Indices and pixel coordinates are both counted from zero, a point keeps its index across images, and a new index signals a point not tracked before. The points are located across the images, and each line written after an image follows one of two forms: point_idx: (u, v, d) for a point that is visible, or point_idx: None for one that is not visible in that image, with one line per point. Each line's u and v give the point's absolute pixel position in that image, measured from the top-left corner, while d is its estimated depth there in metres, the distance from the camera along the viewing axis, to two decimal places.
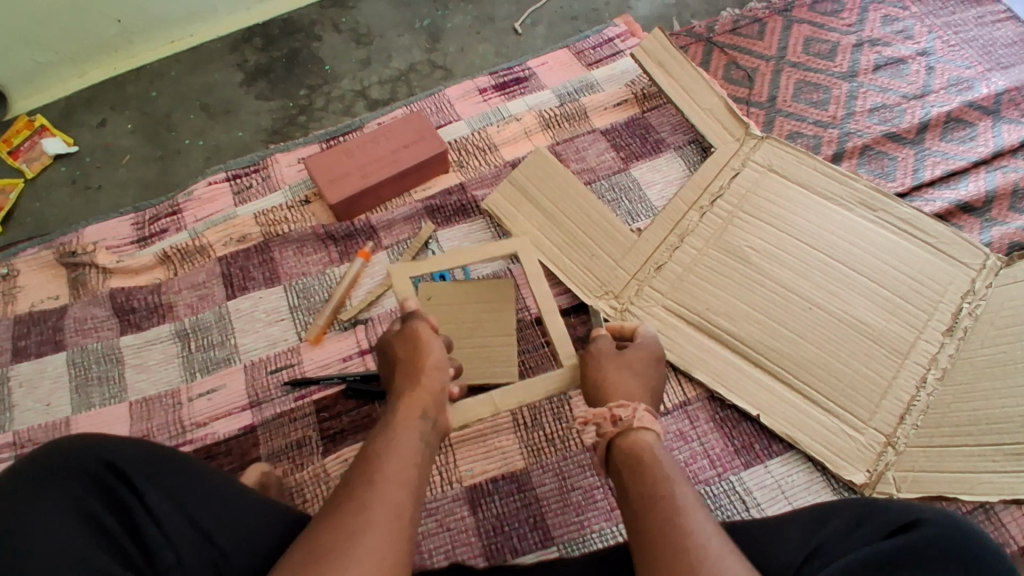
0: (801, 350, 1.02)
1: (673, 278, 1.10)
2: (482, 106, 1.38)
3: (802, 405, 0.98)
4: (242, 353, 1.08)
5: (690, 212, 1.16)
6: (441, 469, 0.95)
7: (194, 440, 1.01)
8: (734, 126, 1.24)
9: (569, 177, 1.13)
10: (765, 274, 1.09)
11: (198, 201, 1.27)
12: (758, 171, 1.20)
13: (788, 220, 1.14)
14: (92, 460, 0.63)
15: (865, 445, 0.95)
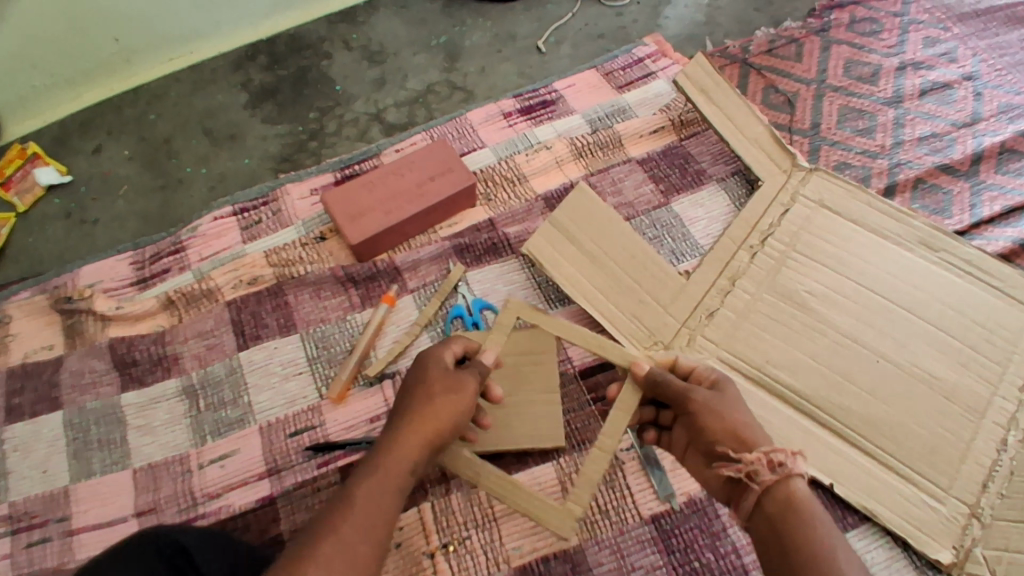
0: (871, 410, 0.94)
1: (728, 327, 1.02)
2: (507, 132, 1.28)
3: (876, 472, 0.91)
4: (257, 413, 0.98)
5: (740, 251, 1.08)
6: (485, 549, 0.87)
7: (206, 515, 0.91)
8: (781, 156, 1.15)
9: (614, 215, 1.05)
10: (829, 325, 1.01)
11: (204, 237, 1.17)
12: (809, 206, 1.11)
13: (846, 262, 1.06)
14: (165, 541, 0.63)
15: (947, 517, 0.89)
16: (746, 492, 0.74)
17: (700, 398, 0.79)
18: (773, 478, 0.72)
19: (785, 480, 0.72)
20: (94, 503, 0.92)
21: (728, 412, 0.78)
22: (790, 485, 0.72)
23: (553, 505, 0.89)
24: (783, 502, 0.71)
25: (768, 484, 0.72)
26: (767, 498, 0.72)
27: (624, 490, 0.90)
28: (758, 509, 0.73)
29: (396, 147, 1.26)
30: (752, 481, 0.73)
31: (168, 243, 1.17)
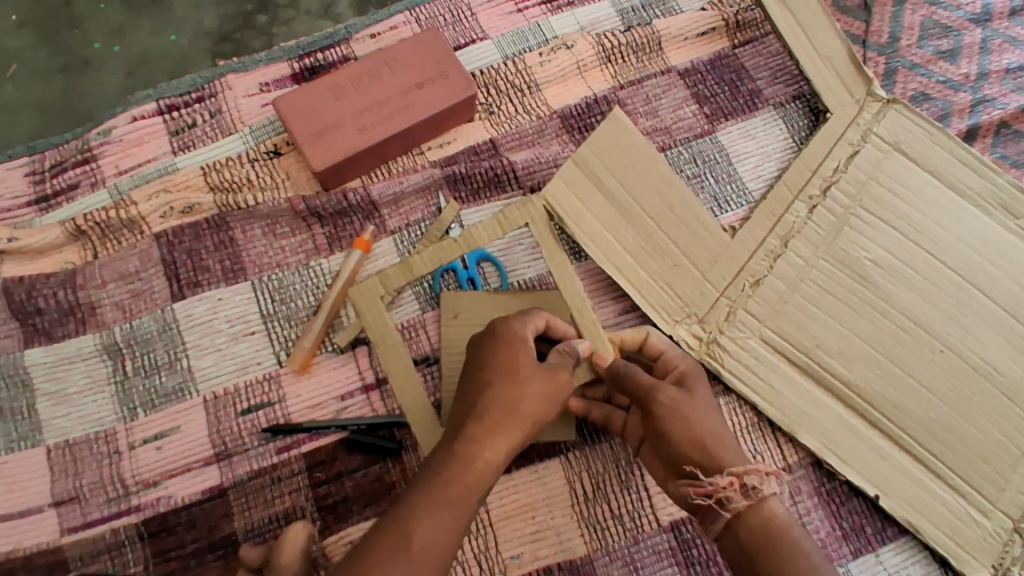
0: (928, 409, 0.80)
1: (774, 299, 0.83)
2: (516, 18, 0.98)
3: (923, 479, 0.78)
4: (200, 381, 0.80)
5: (796, 202, 0.87)
6: (478, 558, 0.74)
7: (143, 507, 0.76)
8: (855, 81, 0.90)
9: (654, 153, 0.85)
10: (890, 303, 0.82)
11: (120, 145, 0.90)
12: (881, 150, 0.87)
13: (920, 224, 0.85)
14: None
15: (993, 535, 0.77)
16: (714, 515, 0.64)
17: (668, 400, 0.68)
18: (745, 503, 0.62)
19: (760, 504, 0.62)
20: (1, 487, 0.77)
21: (694, 419, 0.67)
22: (763, 511, 0.62)
23: (557, 508, 0.76)
24: (759, 528, 0.61)
25: (740, 509, 0.63)
26: (738, 523, 0.63)
27: (641, 492, 0.77)
28: (728, 535, 0.63)
29: (372, 32, 0.97)
30: (722, 506, 0.63)
31: (73, 150, 0.90)
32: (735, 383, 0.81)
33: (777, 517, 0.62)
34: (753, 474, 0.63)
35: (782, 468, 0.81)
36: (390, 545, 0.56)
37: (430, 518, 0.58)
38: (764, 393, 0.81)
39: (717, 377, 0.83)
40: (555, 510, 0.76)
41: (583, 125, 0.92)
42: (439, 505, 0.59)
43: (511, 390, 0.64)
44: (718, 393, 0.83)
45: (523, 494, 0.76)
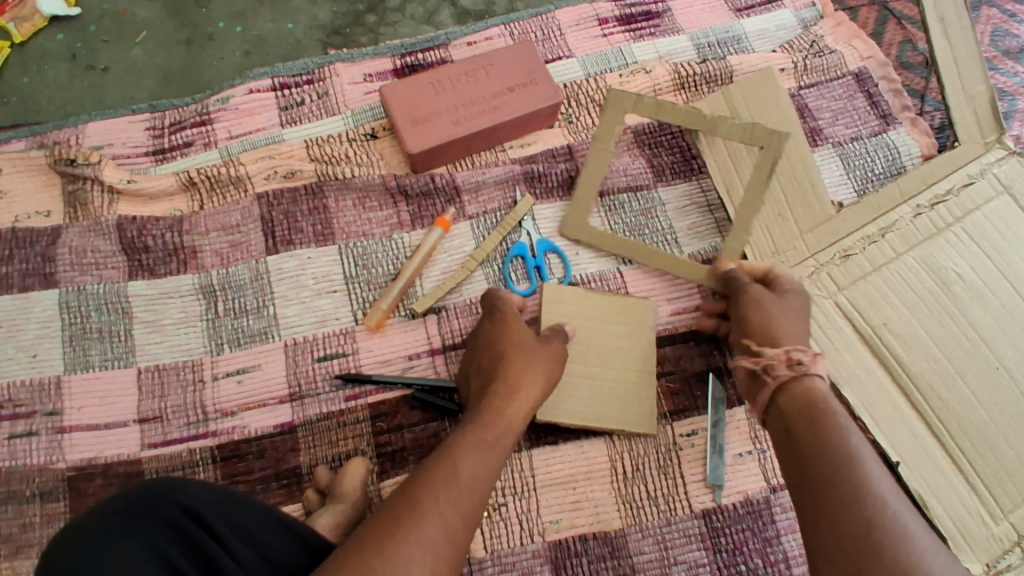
0: (969, 411, 0.85)
1: (857, 274, 0.91)
2: (600, 42, 1.08)
3: (946, 468, 0.84)
4: (283, 328, 0.87)
5: (903, 205, 0.94)
6: (521, 518, 0.79)
7: (218, 433, 0.82)
8: (989, 124, 0.97)
9: (799, 124, 0.95)
10: (962, 312, 0.89)
11: (235, 112, 1.00)
12: (994, 188, 0.95)
13: (1005, 257, 0.91)
14: (171, 505, 0.59)
15: (996, 538, 0.82)
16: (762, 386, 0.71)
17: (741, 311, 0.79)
18: (789, 373, 0.69)
19: (802, 377, 0.69)
20: (90, 401, 0.83)
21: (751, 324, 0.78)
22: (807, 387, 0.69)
23: (598, 482, 0.80)
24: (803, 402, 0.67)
25: (784, 378, 0.69)
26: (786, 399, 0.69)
27: (677, 478, 0.81)
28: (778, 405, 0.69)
29: (468, 41, 1.07)
30: (768, 375, 0.71)
31: (192, 111, 1.00)
32: None
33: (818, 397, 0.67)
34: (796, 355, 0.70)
35: None
36: (438, 478, 0.61)
37: (468, 461, 0.63)
38: (824, 345, 0.89)
39: None
40: (595, 483, 0.80)
41: (653, 142, 1.00)
42: (471, 463, 0.63)
43: (510, 412, 0.70)
44: None
45: (567, 465, 0.81)
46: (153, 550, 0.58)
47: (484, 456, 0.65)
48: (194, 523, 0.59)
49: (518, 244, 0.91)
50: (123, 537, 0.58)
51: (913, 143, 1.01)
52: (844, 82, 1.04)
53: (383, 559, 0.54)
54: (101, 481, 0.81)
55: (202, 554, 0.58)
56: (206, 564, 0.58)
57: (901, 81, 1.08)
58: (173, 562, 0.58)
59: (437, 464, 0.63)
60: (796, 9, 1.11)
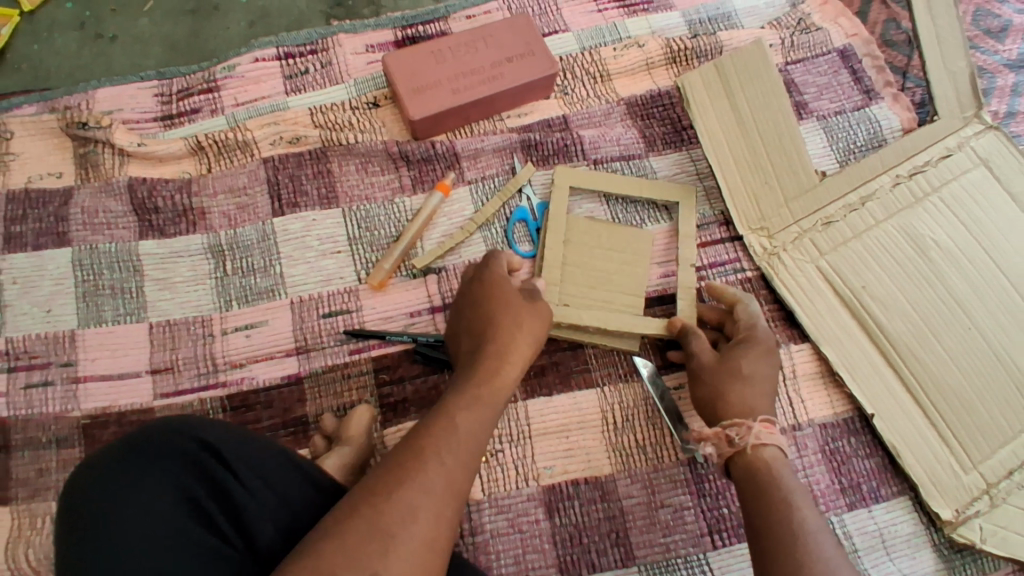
0: (941, 367, 0.90)
1: (839, 240, 0.96)
2: (595, 17, 1.11)
3: (920, 421, 0.89)
4: (290, 286, 0.91)
5: (883, 176, 0.99)
6: (516, 463, 0.83)
7: (228, 384, 0.86)
8: (969, 101, 1.02)
9: (784, 96, 0.99)
10: (939, 276, 0.94)
11: (241, 80, 1.03)
12: (972, 160, 1.00)
13: (983, 227, 0.96)
14: (191, 440, 0.64)
15: (966, 487, 0.86)
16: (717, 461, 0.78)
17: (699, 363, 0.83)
18: (731, 450, 0.75)
19: (743, 452, 0.74)
20: (104, 354, 0.87)
21: (716, 379, 0.80)
22: (747, 458, 0.73)
23: (590, 431, 0.85)
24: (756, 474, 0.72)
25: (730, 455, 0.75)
26: (738, 458, 0.74)
27: (665, 427, 0.85)
28: (731, 465, 0.75)
29: (468, 14, 1.10)
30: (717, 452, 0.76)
31: (200, 79, 1.03)
32: (782, 289, 0.95)
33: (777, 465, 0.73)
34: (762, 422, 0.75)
35: (791, 424, 0.90)
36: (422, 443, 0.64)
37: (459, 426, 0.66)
38: (806, 306, 0.94)
39: (768, 284, 0.97)
40: (587, 432, 0.85)
41: (645, 113, 1.04)
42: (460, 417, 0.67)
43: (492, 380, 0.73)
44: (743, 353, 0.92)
45: (561, 415, 0.85)
46: (173, 480, 0.63)
47: (473, 423, 0.68)
48: (211, 458, 0.64)
49: (519, 209, 0.95)
50: (147, 468, 0.63)
51: (895, 117, 1.05)
52: (829, 58, 1.08)
53: (389, 509, 0.58)
54: (115, 429, 0.84)
55: (221, 491, 0.63)
56: (222, 496, 0.64)
57: (885, 58, 1.13)
58: (191, 491, 0.63)
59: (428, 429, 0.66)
60: None
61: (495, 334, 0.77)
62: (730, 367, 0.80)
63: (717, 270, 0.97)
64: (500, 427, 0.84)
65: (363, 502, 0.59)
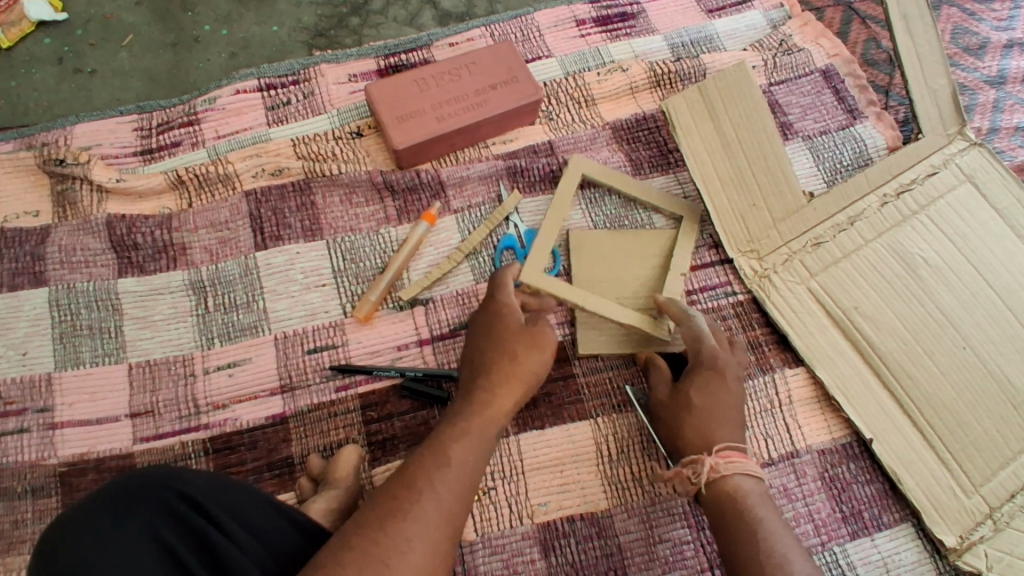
0: (936, 388, 0.89)
1: (829, 260, 0.95)
2: (578, 42, 1.12)
3: (917, 443, 0.87)
4: (273, 322, 0.89)
5: (870, 195, 0.99)
6: (510, 501, 0.80)
7: (211, 425, 0.83)
8: (951, 118, 1.02)
9: (769, 118, 0.99)
10: (929, 294, 0.93)
11: (222, 112, 1.02)
12: (958, 177, 0.99)
13: (971, 243, 0.96)
14: (169, 491, 0.61)
15: (967, 510, 0.84)
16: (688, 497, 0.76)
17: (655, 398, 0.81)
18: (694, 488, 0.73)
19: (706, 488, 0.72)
20: (81, 397, 0.84)
21: (670, 412, 0.78)
22: (713, 495, 0.72)
23: (584, 464, 0.82)
24: (720, 501, 0.71)
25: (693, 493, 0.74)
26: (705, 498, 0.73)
27: (661, 458, 0.83)
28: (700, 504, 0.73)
29: (451, 42, 1.10)
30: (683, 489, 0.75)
31: (180, 112, 1.02)
32: (773, 313, 0.94)
33: (742, 493, 0.71)
34: (717, 454, 0.73)
35: (790, 452, 0.88)
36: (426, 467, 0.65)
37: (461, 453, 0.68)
38: (798, 329, 0.93)
39: (759, 308, 0.96)
40: (582, 465, 0.82)
41: (630, 137, 1.04)
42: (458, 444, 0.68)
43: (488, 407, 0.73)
44: None
45: (554, 449, 0.83)
46: (151, 533, 0.59)
47: (460, 475, 0.66)
48: (191, 508, 0.61)
49: (507, 237, 0.94)
50: (121, 523, 0.59)
51: (880, 136, 1.05)
52: (813, 78, 1.09)
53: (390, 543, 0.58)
54: (93, 475, 0.81)
55: (200, 539, 0.60)
56: (202, 548, 0.60)
57: (867, 77, 1.14)
58: (168, 546, 0.59)
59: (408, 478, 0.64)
60: (766, 9, 1.16)
61: (499, 369, 0.76)
62: (680, 402, 0.78)
63: (708, 294, 0.96)
64: (492, 462, 0.81)
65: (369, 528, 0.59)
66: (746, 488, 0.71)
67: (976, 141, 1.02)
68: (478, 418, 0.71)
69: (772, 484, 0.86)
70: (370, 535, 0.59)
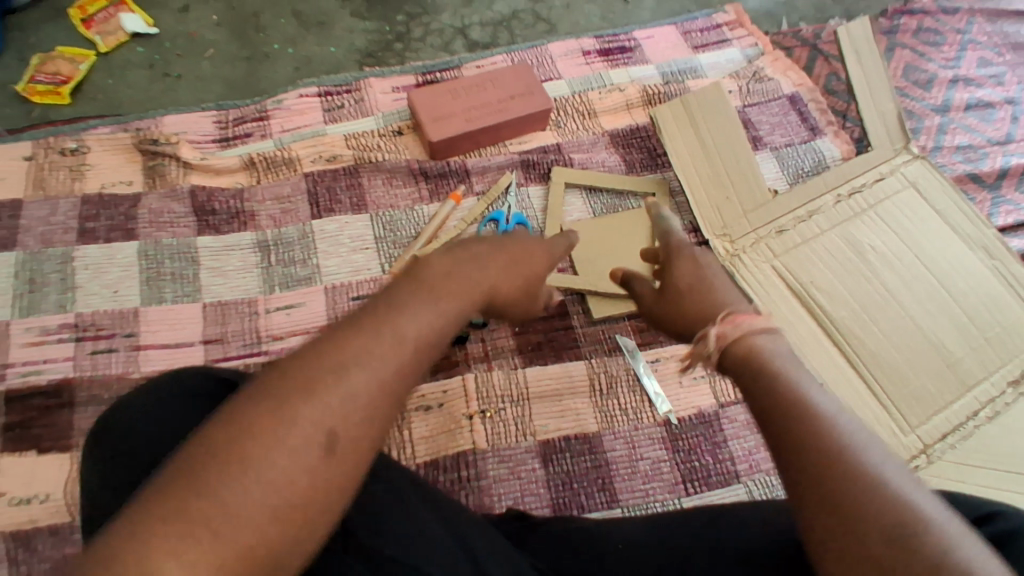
0: (880, 348, 1.05)
1: (790, 244, 1.13)
2: (584, 68, 1.34)
3: (863, 392, 1.03)
4: (324, 275, 1.07)
5: (826, 194, 1.18)
6: (516, 421, 0.96)
7: (270, 353, 1.00)
8: (898, 135, 1.23)
9: (740, 131, 1.20)
10: (876, 273, 1.11)
11: (288, 111, 1.23)
12: (902, 183, 1.19)
13: (912, 235, 1.14)
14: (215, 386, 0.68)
15: (905, 448, 0.99)
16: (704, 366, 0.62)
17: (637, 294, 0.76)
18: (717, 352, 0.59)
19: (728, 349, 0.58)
20: (163, 327, 1.02)
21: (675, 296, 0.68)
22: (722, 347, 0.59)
23: (580, 395, 0.98)
24: (746, 360, 0.56)
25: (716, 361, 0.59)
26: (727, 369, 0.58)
27: (644, 394, 0.99)
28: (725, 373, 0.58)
29: (478, 64, 1.33)
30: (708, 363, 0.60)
31: (253, 110, 1.23)
32: (743, 285, 1.11)
33: (763, 352, 0.55)
34: (724, 323, 0.60)
35: None
36: (400, 293, 0.51)
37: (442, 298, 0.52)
38: (764, 298, 1.10)
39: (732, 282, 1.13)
40: (577, 396, 0.98)
41: (625, 143, 1.24)
42: (443, 276, 0.53)
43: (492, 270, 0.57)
44: None
45: (554, 382, 0.99)
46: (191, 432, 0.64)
47: (460, 284, 0.53)
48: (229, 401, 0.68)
49: (496, 211, 1.12)
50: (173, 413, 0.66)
51: (836, 149, 1.25)
52: (780, 103, 1.30)
53: (329, 363, 0.46)
54: None
55: None
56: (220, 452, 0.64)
57: (828, 103, 1.35)
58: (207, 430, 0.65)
59: (389, 297, 0.50)
60: (742, 47, 1.38)
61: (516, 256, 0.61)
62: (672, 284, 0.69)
63: None
64: (502, 389, 0.97)
65: (298, 363, 0.46)
66: (769, 344, 0.56)
67: (919, 154, 1.22)
68: (450, 289, 0.53)
69: (737, 420, 0.98)
70: (335, 353, 0.46)
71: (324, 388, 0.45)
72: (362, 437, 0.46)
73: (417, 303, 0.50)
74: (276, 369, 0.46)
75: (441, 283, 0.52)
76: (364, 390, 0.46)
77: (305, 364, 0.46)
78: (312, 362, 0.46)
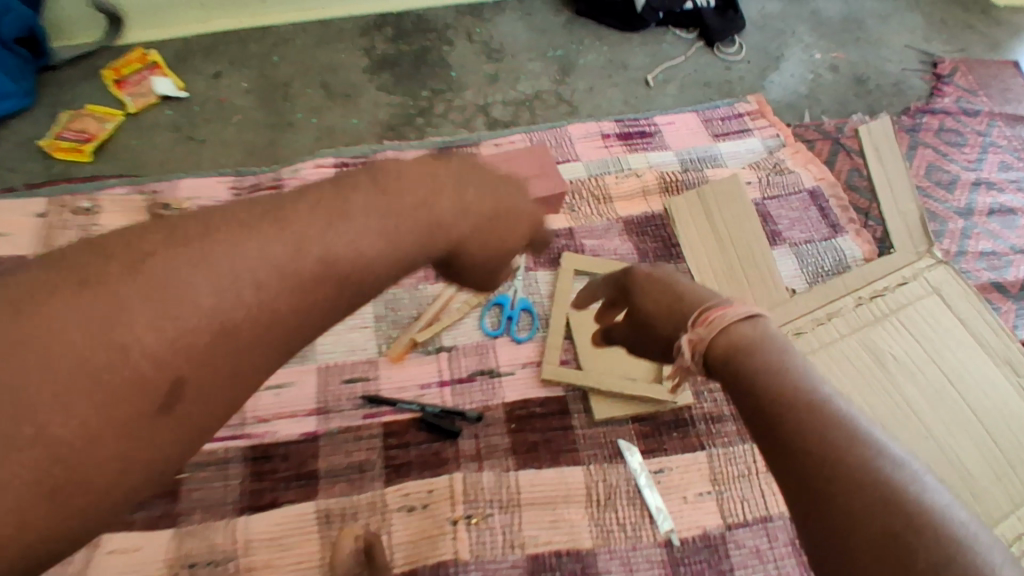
0: None
1: (808, 349, 1.06)
2: (602, 151, 1.33)
3: None
4: (319, 353, 1.03)
5: (846, 296, 1.12)
6: (504, 530, 0.89)
7: (252, 435, 0.95)
8: (920, 237, 1.19)
9: (758, 232, 1.17)
10: (897, 387, 1.04)
11: (302, 181, 1.23)
12: (925, 288, 1.13)
13: (936, 347, 1.08)
14: None
15: None
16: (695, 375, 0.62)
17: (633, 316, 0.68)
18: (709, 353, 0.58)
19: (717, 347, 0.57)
20: None
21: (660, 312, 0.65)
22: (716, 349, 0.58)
23: (575, 506, 0.91)
24: (729, 353, 0.57)
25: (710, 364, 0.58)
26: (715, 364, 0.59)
27: (644, 508, 0.92)
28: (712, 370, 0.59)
29: (496, 142, 1.33)
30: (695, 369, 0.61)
31: (268, 178, 1.23)
32: None
33: (743, 338, 0.57)
34: (699, 318, 0.60)
35: (762, 515, 0.93)
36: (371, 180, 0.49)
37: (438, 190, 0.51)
38: None
39: None
40: (572, 506, 0.91)
41: (639, 231, 1.20)
42: (379, 205, 0.48)
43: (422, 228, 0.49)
44: (716, 444, 0.98)
45: (547, 489, 0.92)
46: None
47: (404, 223, 0.48)
48: None
49: (501, 295, 1.09)
50: None
51: (858, 249, 1.20)
52: (801, 197, 1.26)
53: (212, 246, 0.41)
54: None
55: None
56: None
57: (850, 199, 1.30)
58: None
59: (341, 198, 0.47)
60: (763, 137, 1.36)
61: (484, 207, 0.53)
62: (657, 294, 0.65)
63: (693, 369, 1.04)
64: (492, 493, 0.91)
65: (249, 205, 0.45)
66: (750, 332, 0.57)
67: (943, 259, 1.17)
68: (402, 210, 0.48)
69: (743, 545, 0.90)
70: (188, 244, 0.42)
71: (272, 223, 0.44)
72: (247, 358, 0.42)
73: (394, 189, 0.49)
74: (190, 217, 0.44)
75: (391, 207, 0.48)
76: (252, 267, 0.42)
77: (153, 244, 0.41)
78: (231, 215, 0.44)
